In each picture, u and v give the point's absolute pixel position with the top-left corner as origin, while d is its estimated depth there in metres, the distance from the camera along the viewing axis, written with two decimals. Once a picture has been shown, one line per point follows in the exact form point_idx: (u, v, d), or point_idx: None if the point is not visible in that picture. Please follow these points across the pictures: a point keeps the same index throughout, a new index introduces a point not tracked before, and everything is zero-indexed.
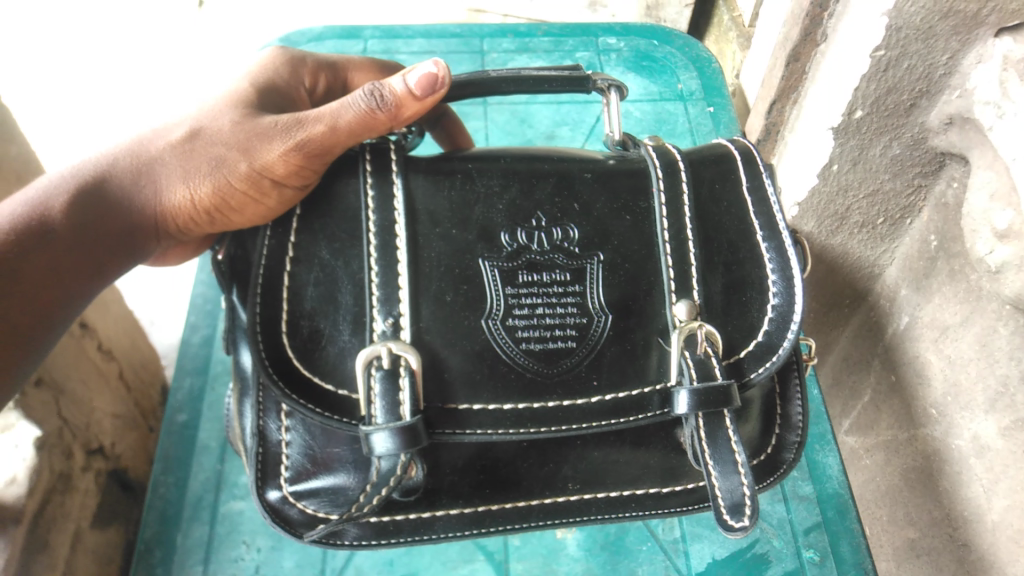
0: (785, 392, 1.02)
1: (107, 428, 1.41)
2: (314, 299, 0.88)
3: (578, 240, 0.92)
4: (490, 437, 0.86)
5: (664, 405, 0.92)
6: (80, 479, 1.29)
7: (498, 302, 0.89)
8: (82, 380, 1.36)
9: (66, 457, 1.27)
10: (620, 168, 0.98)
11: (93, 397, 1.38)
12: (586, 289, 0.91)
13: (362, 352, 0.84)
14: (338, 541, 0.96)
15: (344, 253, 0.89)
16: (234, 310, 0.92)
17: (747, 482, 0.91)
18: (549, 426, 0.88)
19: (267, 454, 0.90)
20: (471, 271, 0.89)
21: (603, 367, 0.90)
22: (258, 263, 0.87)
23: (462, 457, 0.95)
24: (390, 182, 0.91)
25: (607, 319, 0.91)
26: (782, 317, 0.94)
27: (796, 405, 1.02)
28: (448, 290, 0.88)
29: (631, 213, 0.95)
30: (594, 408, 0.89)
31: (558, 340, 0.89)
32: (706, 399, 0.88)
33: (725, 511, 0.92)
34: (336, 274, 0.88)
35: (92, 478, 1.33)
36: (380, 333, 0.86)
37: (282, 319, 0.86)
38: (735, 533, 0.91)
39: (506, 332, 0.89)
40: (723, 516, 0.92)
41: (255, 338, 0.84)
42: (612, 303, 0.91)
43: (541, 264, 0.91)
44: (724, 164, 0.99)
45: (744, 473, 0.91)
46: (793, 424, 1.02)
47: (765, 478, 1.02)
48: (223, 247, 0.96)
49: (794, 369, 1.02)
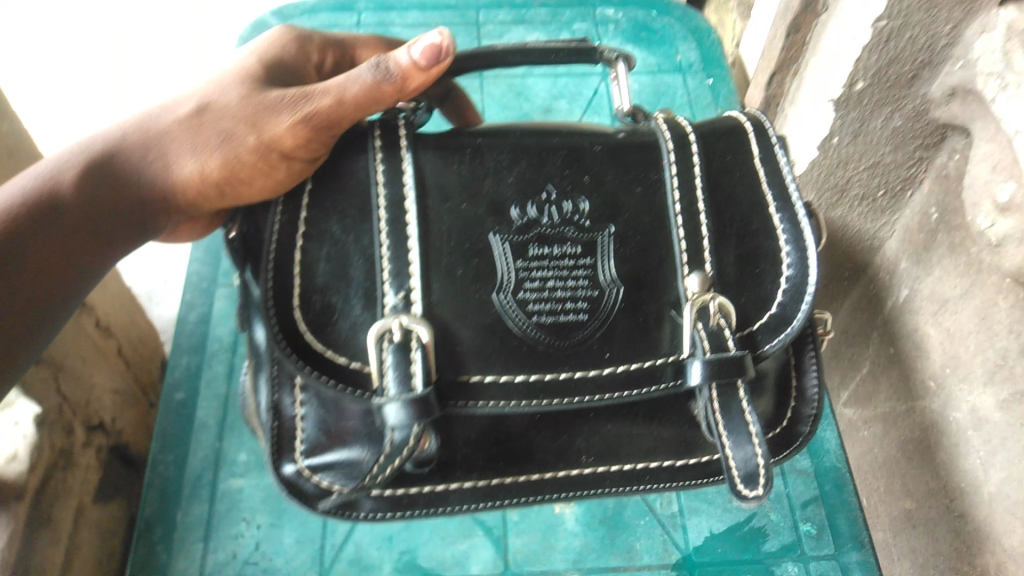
0: (801, 364, 1.02)
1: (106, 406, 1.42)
2: (325, 274, 0.87)
3: (587, 215, 0.92)
4: (503, 408, 0.87)
5: (677, 376, 0.92)
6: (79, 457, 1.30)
7: (509, 275, 0.88)
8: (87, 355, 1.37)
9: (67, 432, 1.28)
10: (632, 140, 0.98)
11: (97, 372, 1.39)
12: (597, 261, 0.90)
13: (374, 325, 0.84)
14: (350, 513, 0.95)
15: (353, 228, 0.88)
16: (248, 287, 0.91)
17: (761, 452, 0.92)
18: (562, 398, 0.87)
19: (282, 428, 0.90)
20: (482, 245, 0.89)
21: (614, 340, 0.90)
22: (271, 241, 0.86)
23: (475, 430, 0.96)
24: (399, 157, 0.91)
25: (619, 292, 0.91)
26: (797, 285, 0.94)
27: (811, 377, 1.02)
28: (459, 264, 0.88)
29: (642, 188, 0.95)
30: (608, 379, 0.89)
31: (570, 313, 0.88)
32: (720, 369, 0.89)
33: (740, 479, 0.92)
34: (345, 250, 0.88)
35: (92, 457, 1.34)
36: (391, 307, 0.86)
37: (295, 291, 0.85)
38: (749, 501, 0.92)
39: (516, 305, 0.88)
40: (738, 486, 0.92)
41: (268, 311, 0.83)
42: (622, 272, 0.91)
43: (551, 236, 0.90)
44: (734, 145, 0.97)
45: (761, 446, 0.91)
46: (808, 398, 1.02)
47: (780, 451, 1.02)
48: (235, 224, 0.94)
49: (810, 342, 1.02)
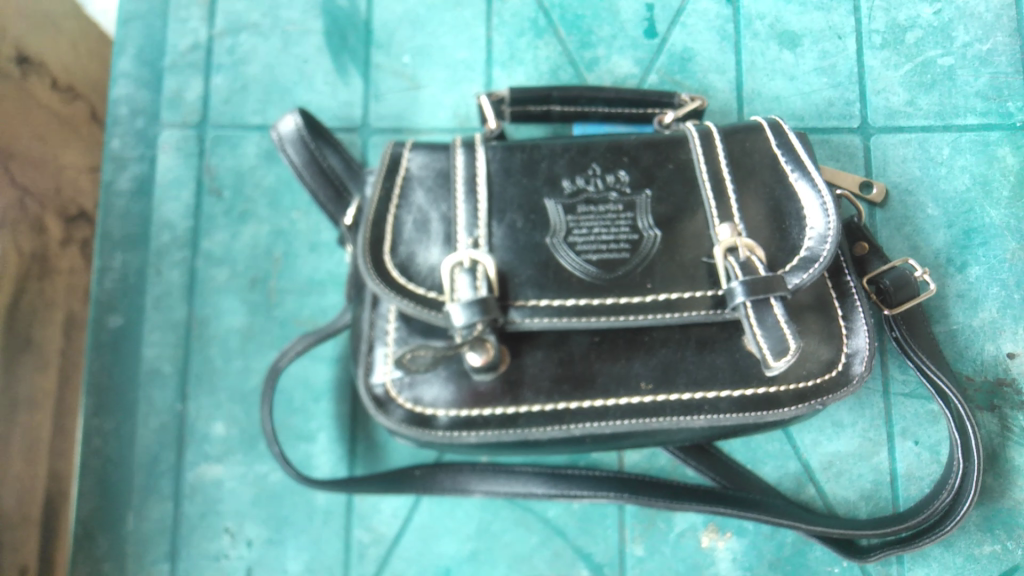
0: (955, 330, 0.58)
1: (87, 185, 0.69)
2: (415, 227, 0.50)
3: (631, 179, 0.51)
4: (564, 386, 0.48)
5: (832, 380, 0.49)
6: (60, 276, 0.66)
7: (574, 185, 0.50)
8: (39, 10, 0.67)
9: (35, 234, 0.64)
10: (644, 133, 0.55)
11: (64, 44, 0.68)
12: (708, 163, 0.51)
13: (446, 260, 0.48)
14: (365, 553, 0.57)
15: (439, 162, 0.52)
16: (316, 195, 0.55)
17: (974, 466, 0.52)
18: (629, 316, 0.47)
19: (358, 404, 0.58)
20: (534, 154, 0.51)
21: (695, 282, 0.48)
22: (322, 160, 0.55)
23: (546, 390, 0.48)
24: (467, 93, 0.62)
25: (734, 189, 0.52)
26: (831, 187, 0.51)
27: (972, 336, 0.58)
28: (509, 205, 0.50)
29: (676, 158, 0.52)
30: (719, 362, 0.49)
31: (614, 246, 0.48)
32: (805, 304, 0.50)
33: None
34: (440, 185, 0.51)
35: (79, 299, 0.67)
36: (470, 245, 0.49)
37: (389, 220, 0.50)
38: (943, 507, 0.53)
39: (570, 251, 0.48)
40: (945, 516, 0.53)
41: (361, 247, 0.48)
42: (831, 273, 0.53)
43: (595, 199, 0.50)
44: (757, 139, 0.52)
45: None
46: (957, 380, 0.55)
47: (944, 519, 0.53)
48: (293, 127, 0.55)
49: (1000, 223, 0.59)
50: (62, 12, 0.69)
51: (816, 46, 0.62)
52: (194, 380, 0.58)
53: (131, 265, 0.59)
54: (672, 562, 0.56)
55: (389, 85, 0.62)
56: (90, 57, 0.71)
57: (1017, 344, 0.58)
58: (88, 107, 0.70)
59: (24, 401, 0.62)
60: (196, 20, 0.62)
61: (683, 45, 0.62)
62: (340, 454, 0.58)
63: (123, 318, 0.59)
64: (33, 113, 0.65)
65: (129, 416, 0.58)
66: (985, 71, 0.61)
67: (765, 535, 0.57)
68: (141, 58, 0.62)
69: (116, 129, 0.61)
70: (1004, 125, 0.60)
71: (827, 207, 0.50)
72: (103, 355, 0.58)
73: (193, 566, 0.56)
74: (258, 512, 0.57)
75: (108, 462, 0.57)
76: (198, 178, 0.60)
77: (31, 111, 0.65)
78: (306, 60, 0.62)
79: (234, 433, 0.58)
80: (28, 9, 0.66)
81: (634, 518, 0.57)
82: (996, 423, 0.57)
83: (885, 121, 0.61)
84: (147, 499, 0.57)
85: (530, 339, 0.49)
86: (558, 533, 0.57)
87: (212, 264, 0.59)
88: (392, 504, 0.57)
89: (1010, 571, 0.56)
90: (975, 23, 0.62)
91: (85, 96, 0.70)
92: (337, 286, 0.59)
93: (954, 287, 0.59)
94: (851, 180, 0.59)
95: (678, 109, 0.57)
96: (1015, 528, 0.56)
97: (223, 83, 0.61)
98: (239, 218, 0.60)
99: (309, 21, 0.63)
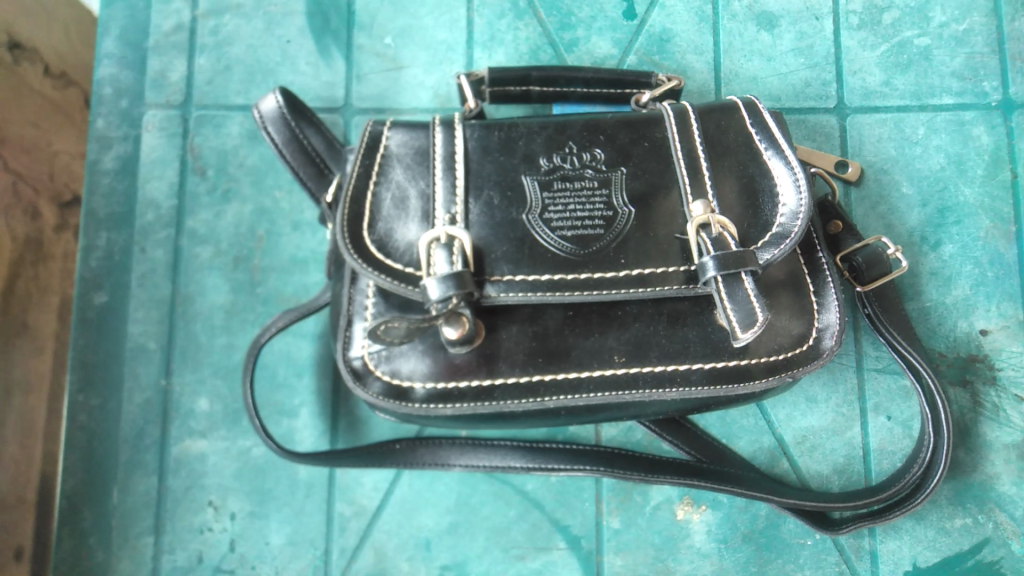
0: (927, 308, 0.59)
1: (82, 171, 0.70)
2: (393, 205, 0.50)
3: (607, 157, 0.51)
4: (539, 359, 0.49)
5: (804, 355, 0.50)
6: (55, 261, 0.66)
7: (551, 164, 0.51)
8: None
9: (29, 219, 0.65)
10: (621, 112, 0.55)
11: (58, 30, 0.68)
12: (683, 142, 0.52)
13: (424, 237, 0.48)
14: (346, 525, 0.58)
15: (417, 140, 0.52)
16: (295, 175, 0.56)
17: (942, 441, 0.53)
18: (602, 291, 0.48)
19: (340, 380, 0.59)
20: (512, 133, 0.52)
21: (667, 257, 0.49)
22: (305, 138, 0.55)
23: (521, 366, 0.49)
24: (448, 73, 0.62)
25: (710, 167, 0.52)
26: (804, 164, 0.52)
27: (944, 313, 0.59)
28: (486, 183, 0.51)
29: (652, 137, 0.52)
30: (691, 336, 0.50)
31: (588, 222, 0.49)
32: (776, 279, 0.51)
33: (959, 553, 0.57)
34: (418, 163, 0.52)
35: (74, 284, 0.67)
36: (446, 220, 0.49)
37: (369, 196, 0.50)
38: (915, 482, 0.54)
39: (546, 228, 0.49)
40: (916, 491, 0.54)
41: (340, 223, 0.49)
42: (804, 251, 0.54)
43: (571, 176, 0.50)
44: (732, 118, 0.53)
45: (1004, 470, 0.57)
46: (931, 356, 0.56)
47: (916, 492, 0.54)
48: (282, 104, 0.56)
49: (973, 202, 0.60)
50: None
51: (794, 27, 0.63)
52: (178, 356, 0.59)
53: (115, 243, 0.60)
54: (647, 534, 0.57)
55: (371, 66, 0.62)
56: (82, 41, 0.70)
57: (989, 321, 0.58)
58: (82, 92, 0.70)
59: (18, 383, 0.63)
60: (180, 1, 0.63)
61: (662, 26, 0.63)
62: (323, 428, 0.59)
63: (108, 295, 0.60)
64: (26, 98, 0.65)
65: (115, 392, 0.59)
66: (960, 51, 0.62)
67: (740, 508, 0.58)
68: (125, 38, 0.62)
69: (101, 110, 0.62)
70: (979, 105, 0.61)
71: (798, 183, 0.50)
72: (89, 331, 0.59)
73: (178, 539, 0.57)
74: (241, 486, 0.58)
75: (94, 437, 0.58)
76: (182, 158, 0.61)
77: (23, 98, 0.65)
78: (289, 40, 0.63)
79: (218, 408, 0.59)
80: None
81: (611, 491, 0.58)
82: (967, 399, 0.58)
83: (861, 101, 0.61)
84: (133, 473, 0.58)
85: (505, 313, 0.50)
86: (536, 506, 0.58)
87: (196, 243, 0.60)
88: (373, 478, 0.58)
89: (980, 543, 0.57)
90: (952, 4, 0.62)
91: (78, 82, 0.70)
92: (320, 264, 0.60)
93: (927, 265, 0.59)
94: (826, 159, 0.60)
95: (656, 89, 0.58)
96: (986, 501, 0.57)
97: (207, 63, 0.62)
98: (222, 197, 0.61)
99: (292, 2, 0.63)
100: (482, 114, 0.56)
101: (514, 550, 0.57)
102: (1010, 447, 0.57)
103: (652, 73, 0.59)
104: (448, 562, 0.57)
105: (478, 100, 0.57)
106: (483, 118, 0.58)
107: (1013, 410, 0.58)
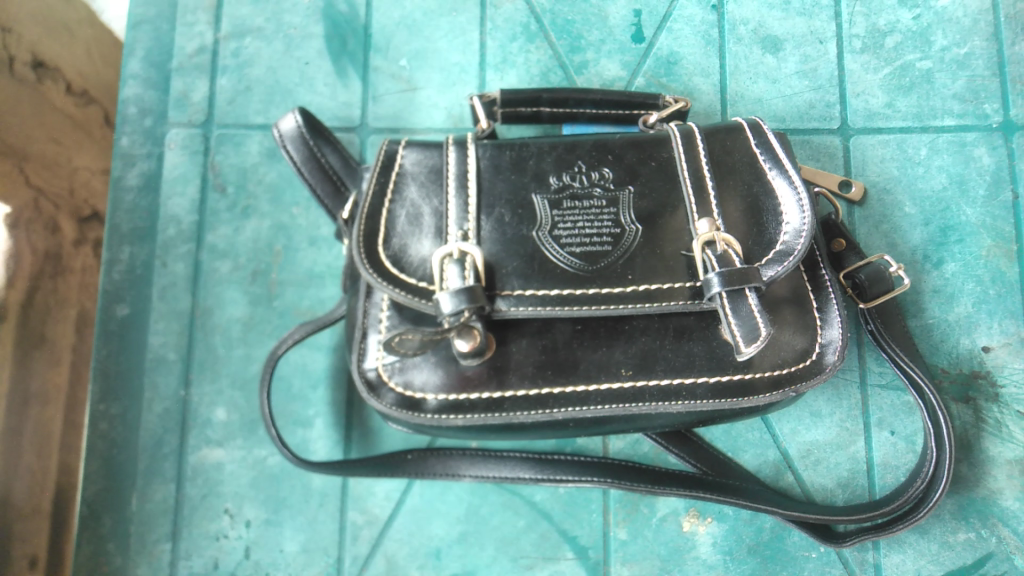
0: (929, 326, 0.60)
1: (100, 188, 0.69)
2: (408, 222, 0.52)
3: (615, 176, 0.53)
4: (548, 374, 0.50)
5: (808, 371, 0.51)
6: (72, 275, 0.67)
7: (561, 185, 0.52)
8: (58, 20, 0.71)
9: (50, 235, 0.67)
10: (629, 132, 0.57)
11: (80, 49, 0.71)
12: (689, 162, 0.53)
13: (437, 252, 0.50)
14: (359, 534, 0.59)
15: (430, 159, 0.54)
16: (314, 192, 0.58)
17: (945, 456, 0.54)
18: (609, 306, 0.49)
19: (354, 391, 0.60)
20: (524, 155, 0.54)
21: (674, 274, 0.50)
22: (324, 157, 0.57)
23: (530, 381, 0.50)
24: (462, 94, 0.64)
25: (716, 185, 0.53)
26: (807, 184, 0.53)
27: (946, 330, 0.60)
28: (498, 202, 0.52)
29: (659, 157, 0.54)
30: (697, 351, 0.51)
31: (597, 238, 0.50)
32: (780, 295, 0.52)
33: (963, 567, 0.57)
34: (431, 181, 0.53)
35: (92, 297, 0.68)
36: (458, 237, 0.51)
37: (385, 213, 0.52)
38: (918, 496, 0.55)
39: (556, 247, 0.50)
40: (921, 504, 0.55)
41: (356, 239, 0.50)
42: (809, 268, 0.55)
43: (580, 195, 0.52)
44: (737, 139, 0.54)
45: (1007, 485, 0.58)
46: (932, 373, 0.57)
47: (918, 507, 0.55)
48: (302, 123, 0.57)
49: (974, 221, 0.61)
50: (75, 18, 0.72)
51: (798, 50, 0.64)
52: (196, 367, 0.61)
53: (137, 257, 0.62)
54: (654, 545, 0.58)
55: (386, 87, 0.64)
56: (105, 61, 0.72)
57: (991, 338, 0.59)
58: (103, 110, 0.71)
59: (37, 396, 0.65)
60: (202, 24, 0.65)
61: (669, 49, 0.65)
62: (338, 438, 0.60)
63: (130, 308, 0.62)
64: (48, 117, 0.68)
65: (135, 401, 0.60)
66: (962, 74, 0.63)
67: (745, 520, 0.59)
68: (150, 60, 0.65)
69: (125, 128, 0.64)
70: (981, 126, 0.62)
71: (802, 202, 0.52)
72: (111, 342, 0.61)
73: (194, 546, 0.59)
74: (257, 494, 0.59)
75: (114, 445, 0.60)
76: (203, 175, 0.63)
77: (42, 116, 0.68)
78: (308, 62, 0.65)
79: (235, 418, 0.60)
80: (41, 17, 0.70)
81: (618, 502, 0.59)
82: (970, 415, 0.59)
83: (864, 122, 0.63)
84: (151, 481, 0.60)
85: (516, 327, 0.51)
86: (544, 517, 0.59)
87: (215, 257, 0.62)
88: (385, 487, 0.59)
89: (983, 558, 0.57)
90: (953, 28, 0.64)
91: (99, 101, 0.71)
92: (335, 279, 0.62)
93: (930, 283, 0.60)
94: (829, 179, 0.61)
95: (663, 110, 0.59)
96: (989, 516, 0.58)
97: (228, 84, 0.64)
98: (241, 214, 0.63)
99: (311, 25, 0.65)
100: (494, 134, 0.58)
101: (523, 560, 0.58)
102: (1013, 463, 0.58)
103: (660, 94, 0.61)
104: (458, 571, 0.58)
105: (489, 121, 0.59)
106: (495, 137, 0.60)
107: (1016, 426, 0.58)
